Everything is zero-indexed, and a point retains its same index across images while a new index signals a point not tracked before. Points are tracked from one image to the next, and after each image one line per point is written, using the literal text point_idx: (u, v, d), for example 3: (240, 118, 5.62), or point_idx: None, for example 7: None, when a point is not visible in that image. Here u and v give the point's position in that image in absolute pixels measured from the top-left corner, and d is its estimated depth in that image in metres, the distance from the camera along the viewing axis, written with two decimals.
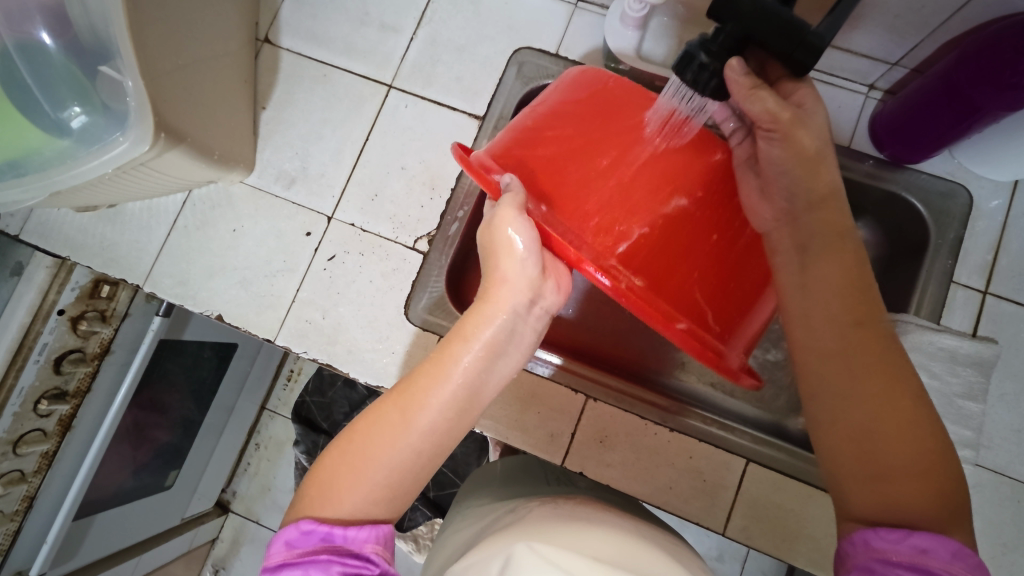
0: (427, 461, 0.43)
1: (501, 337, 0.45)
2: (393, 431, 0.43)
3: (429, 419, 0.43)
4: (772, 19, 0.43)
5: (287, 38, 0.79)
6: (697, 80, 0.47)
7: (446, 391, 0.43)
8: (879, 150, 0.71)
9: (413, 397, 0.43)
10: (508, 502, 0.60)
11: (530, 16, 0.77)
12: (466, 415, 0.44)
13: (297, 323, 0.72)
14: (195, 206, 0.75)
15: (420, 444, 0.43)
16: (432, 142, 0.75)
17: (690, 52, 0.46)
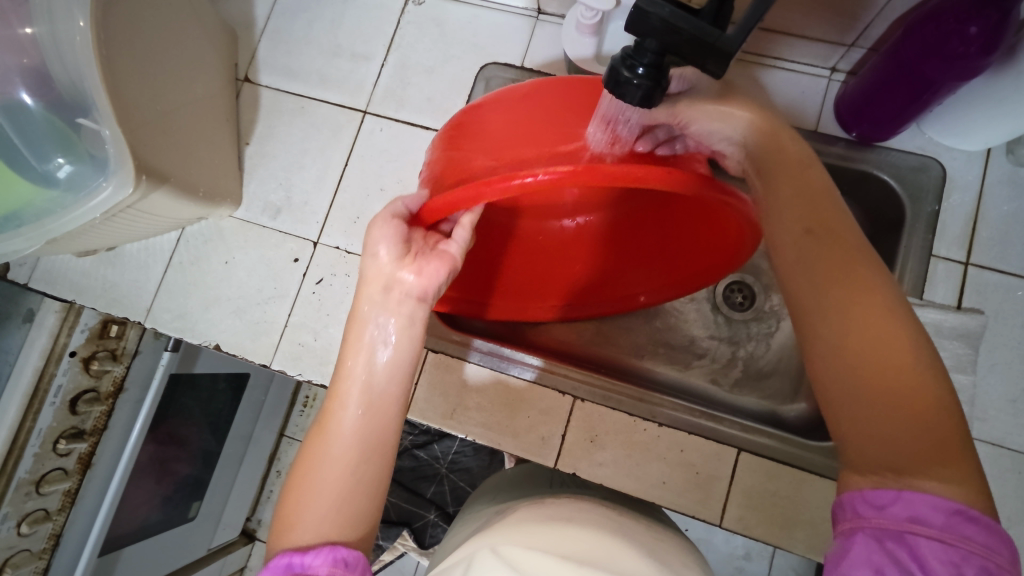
0: (360, 471, 0.43)
1: (368, 326, 0.46)
2: (313, 460, 0.43)
3: (343, 440, 0.44)
4: (686, 34, 0.38)
5: (265, 75, 0.83)
6: (622, 97, 0.42)
7: (348, 398, 0.45)
8: (846, 131, 0.71)
9: (319, 422, 0.45)
10: (504, 505, 0.62)
11: (494, 32, 0.80)
12: (375, 410, 0.45)
13: (291, 347, 0.75)
14: (188, 242, 0.79)
15: (338, 464, 0.43)
16: (408, 161, 0.78)
17: (613, 68, 0.42)
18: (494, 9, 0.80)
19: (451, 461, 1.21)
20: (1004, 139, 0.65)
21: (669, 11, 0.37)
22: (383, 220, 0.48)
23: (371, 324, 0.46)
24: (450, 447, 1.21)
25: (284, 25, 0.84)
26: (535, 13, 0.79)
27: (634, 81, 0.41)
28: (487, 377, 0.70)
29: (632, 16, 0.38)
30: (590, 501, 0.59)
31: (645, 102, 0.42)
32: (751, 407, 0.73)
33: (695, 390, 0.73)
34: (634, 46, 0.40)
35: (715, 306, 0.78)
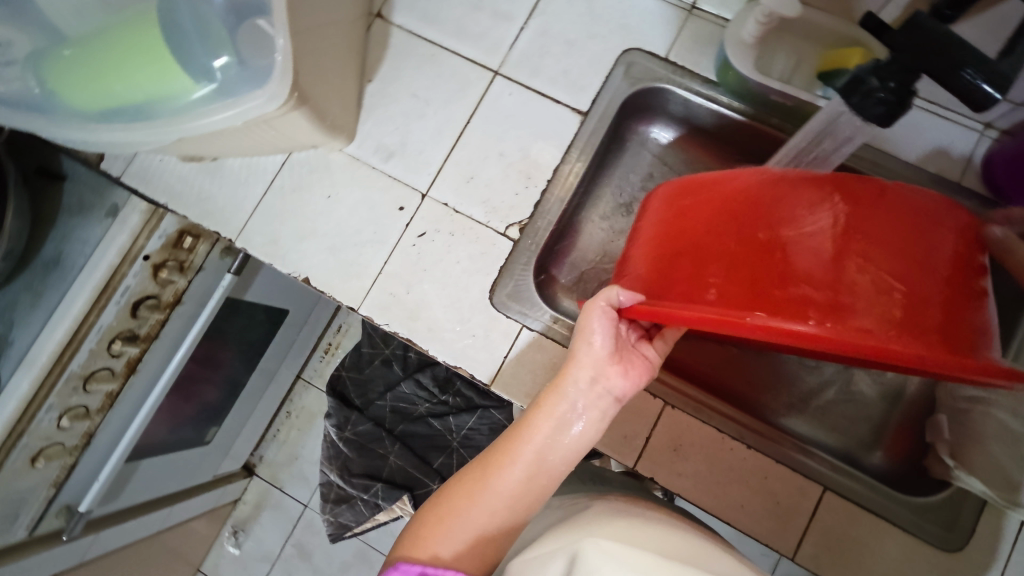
0: (504, 520, 0.49)
1: (561, 405, 0.52)
2: (467, 497, 0.50)
3: (503, 494, 0.49)
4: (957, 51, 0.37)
5: (399, 14, 0.80)
6: (859, 108, 0.40)
7: (521, 458, 0.50)
8: (990, 190, 0.69)
9: (489, 470, 0.51)
10: (579, 496, 0.60)
11: (644, 18, 0.77)
12: (535, 482, 0.50)
13: (382, 296, 0.73)
14: (293, 169, 0.77)
15: (496, 508, 0.49)
16: (532, 132, 0.76)
17: (859, 76, 0.41)
18: None
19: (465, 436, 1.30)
20: None
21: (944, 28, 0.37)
22: (599, 310, 0.54)
23: (569, 399, 0.52)
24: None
25: None
26: (689, 6, 0.76)
27: (880, 93, 0.39)
28: None
29: (903, 27, 0.38)
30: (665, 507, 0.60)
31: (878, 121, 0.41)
32: (832, 445, 0.72)
33: (777, 419, 0.72)
34: (888, 60, 0.39)
35: None
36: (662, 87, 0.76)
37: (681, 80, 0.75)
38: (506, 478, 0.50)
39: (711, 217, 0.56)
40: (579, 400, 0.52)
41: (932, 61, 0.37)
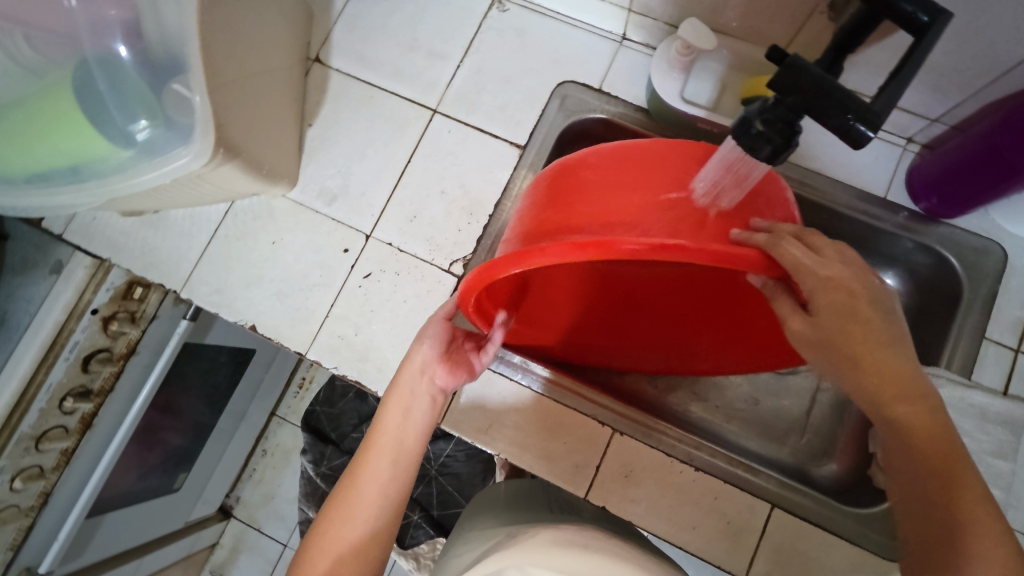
0: (377, 516, 0.54)
1: (405, 397, 0.59)
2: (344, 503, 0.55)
3: (369, 496, 0.55)
4: (832, 95, 0.37)
5: (337, 59, 0.81)
6: (750, 150, 0.41)
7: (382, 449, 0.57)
8: (914, 202, 0.72)
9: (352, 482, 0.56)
10: (516, 525, 0.60)
11: (575, 51, 0.79)
12: (395, 470, 0.56)
13: (329, 338, 0.73)
14: (237, 217, 0.77)
15: (365, 514, 0.54)
16: (473, 168, 0.77)
17: (746, 118, 0.41)
18: (578, 28, 0.80)
19: (442, 464, 1.20)
20: None
21: (820, 73, 0.37)
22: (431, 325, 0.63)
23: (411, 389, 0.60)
24: (445, 450, 1.20)
25: (362, 11, 0.82)
26: (619, 38, 0.79)
27: (766, 135, 0.40)
28: (527, 397, 0.69)
29: (782, 72, 0.38)
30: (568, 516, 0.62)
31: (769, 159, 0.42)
32: (783, 460, 0.73)
33: (726, 438, 0.73)
34: (772, 101, 0.40)
35: None
36: (599, 119, 0.77)
37: (617, 111, 0.77)
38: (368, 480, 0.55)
39: (602, 175, 0.52)
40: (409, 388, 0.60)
41: (812, 105, 0.38)
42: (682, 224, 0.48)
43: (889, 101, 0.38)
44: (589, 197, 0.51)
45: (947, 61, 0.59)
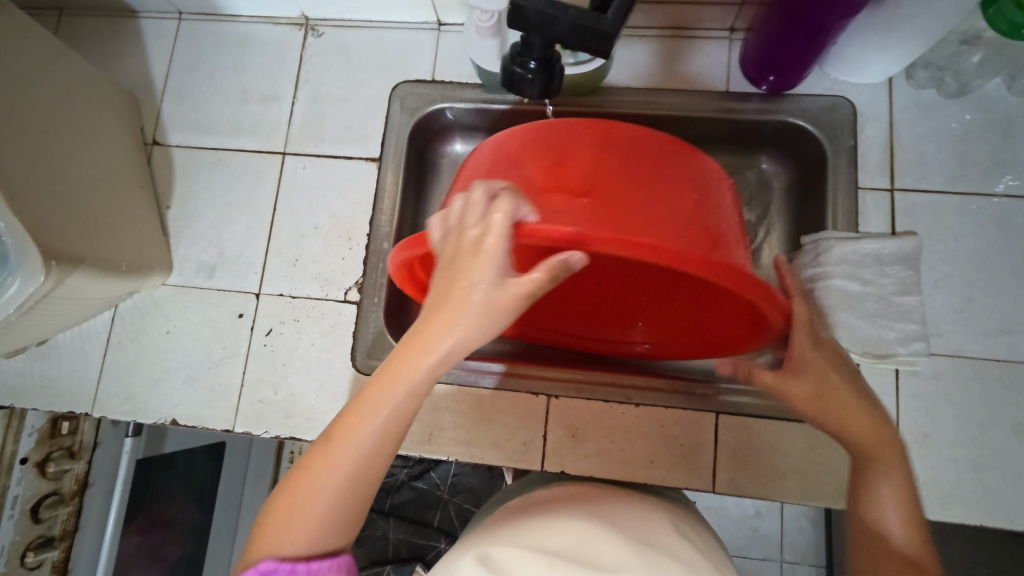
0: (370, 485, 0.40)
1: (434, 302, 0.40)
2: (315, 470, 0.39)
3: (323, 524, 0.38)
4: (561, 23, 0.38)
5: (174, 134, 0.80)
6: (520, 92, 0.43)
7: (394, 394, 0.38)
8: (756, 86, 0.73)
9: (280, 509, 0.39)
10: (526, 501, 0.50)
11: (398, 52, 0.79)
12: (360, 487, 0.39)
13: (251, 405, 0.72)
14: (125, 320, 0.76)
15: (358, 484, 0.39)
16: (338, 195, 0.77)
17: (505, 65, 0.43)
18: (395, 29, 0.80)
19: (451, 484, 1.07)
20: (901, 65, 0.68)
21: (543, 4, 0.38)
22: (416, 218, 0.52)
23: (461, 324, 0.38)
24: (449, 471, 1.08)
25: (184, 81, 0.82)
26: (437, 25, 0.79)
27: (527, 77, 0.42)
28: (457, 394, 0.69)
29: (511, 15, 0.39)
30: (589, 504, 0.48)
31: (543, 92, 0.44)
32: None
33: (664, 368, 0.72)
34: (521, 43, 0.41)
35: None
36: (441, 107, 0.77)
37: (454, 94, 0.77)
38: (362, 423, 0.38)
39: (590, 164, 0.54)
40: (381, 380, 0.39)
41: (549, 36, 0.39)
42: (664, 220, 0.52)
43: (623, 10, 0.39)
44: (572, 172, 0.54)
45: None
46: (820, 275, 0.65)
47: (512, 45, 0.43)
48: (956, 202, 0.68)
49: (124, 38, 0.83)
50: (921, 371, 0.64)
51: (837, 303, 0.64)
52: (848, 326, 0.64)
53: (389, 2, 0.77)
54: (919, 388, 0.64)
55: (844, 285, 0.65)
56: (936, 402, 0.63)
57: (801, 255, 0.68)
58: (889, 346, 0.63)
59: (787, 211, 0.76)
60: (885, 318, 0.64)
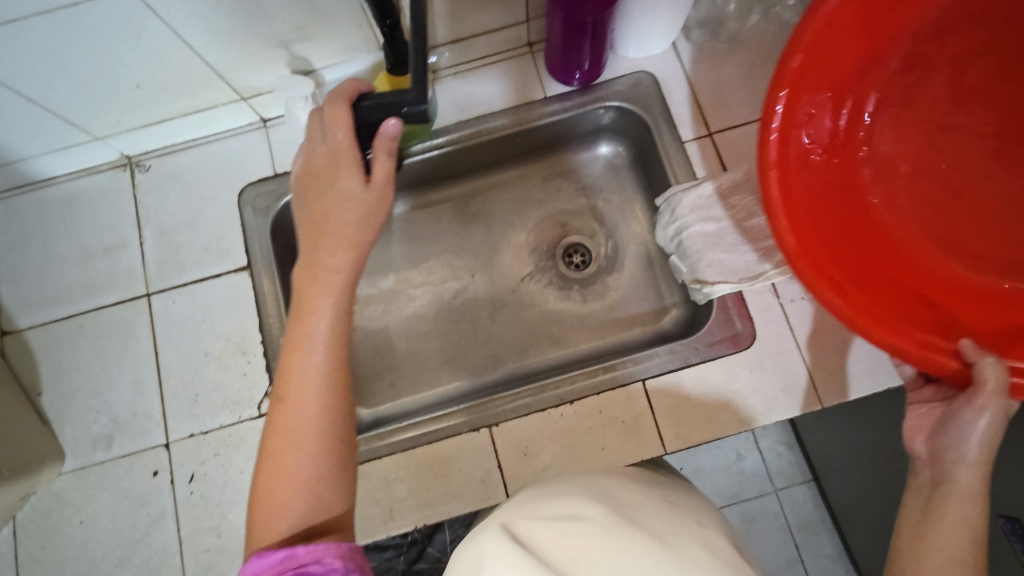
0: (331, 433, 0.49)
1: (326, 209, 0.54)
2: (287, 426, 0.48)
3: (308, 396, 0.48)
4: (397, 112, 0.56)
5: (23, 317, 0.75)
6: None
7: (317, 351, 0.50)
8: (569, 85, 0.80)
9: (282, 390, 0.49)
10: (582, 488, 0.51)
11: (232, 158, 0.79)
12: (321, 385, 0.49)
13: (197, 559, 0.67)
14: (28, 528, 0.68)
15: (312, 425, 0.48)
16: (218, 315, 0.74)
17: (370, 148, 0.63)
18: (222, 138, 0.80)
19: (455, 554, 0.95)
20: (674, 29, 0.76)
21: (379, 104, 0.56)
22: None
23: (346, 247, 0.53)
24: (444, 539, 0.95)
25: (17, 260, 0.77)
26: (261, 122, 0.80)
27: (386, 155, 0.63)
28: (404, 459, 0.69)
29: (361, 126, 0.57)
30: (604, 506, 0.48)
31: None
32: (640, 336, 0.80)
33: (586, 354, 0.80)
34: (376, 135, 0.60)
35: (557, 268, 0.86)
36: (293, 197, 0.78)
37: None
38: (303, 374, 0.49)
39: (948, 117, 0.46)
40: (303, 240, 0.55)
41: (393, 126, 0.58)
42: (934, 216, 0.48)
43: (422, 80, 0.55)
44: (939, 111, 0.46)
45: None
46: (682, 227, 0.74)
47: None
48: None
49: None
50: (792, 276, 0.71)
51: (704, 245, 0.72)
52: (719, 261, 0.71)
53: (206, 117, 0.77)
54: (794, 291, 0.71)
55: (702, 228, 0.72)
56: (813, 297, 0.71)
57: (661, 216, 0.77)
58: (758, 266, 0.70)
59: (638, 181, 0.86)
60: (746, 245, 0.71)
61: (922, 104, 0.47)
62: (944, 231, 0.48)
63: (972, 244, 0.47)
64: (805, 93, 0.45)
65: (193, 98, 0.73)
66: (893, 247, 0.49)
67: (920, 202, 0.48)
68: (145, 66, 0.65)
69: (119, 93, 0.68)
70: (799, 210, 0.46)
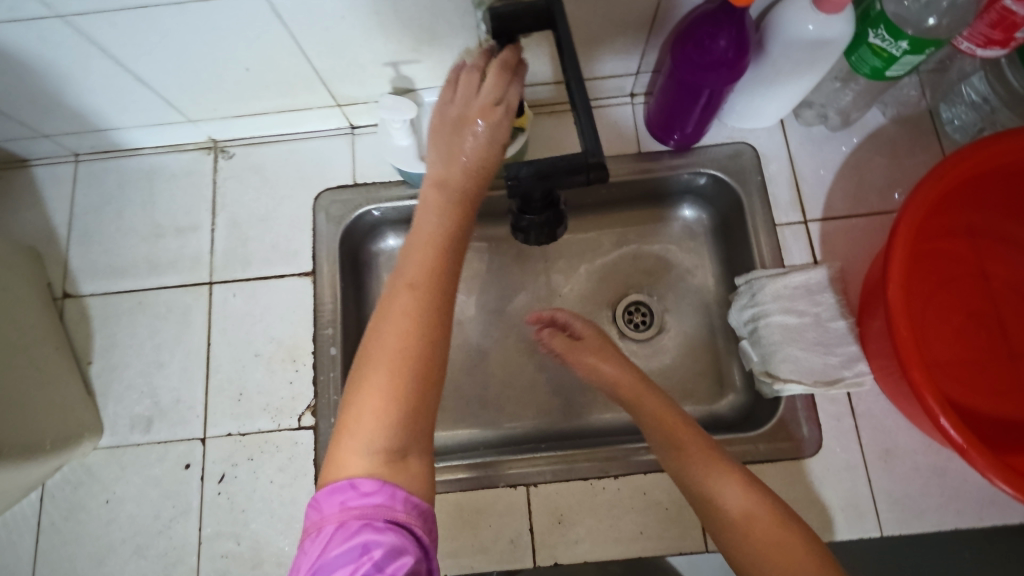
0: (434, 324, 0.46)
1: (460, 110, 0.51)
2: (401, 311, 0.46)
3: (422, 283, 0.47)
4: (563, 162, 0.43)
5: (86, 284, 0.75)
6: (529, 233, 0.49)
7: (435, 241, 0.49)
8: (665, 144, 0.78)
9: (410, 280, 0.47)
10: None
11: (314, 160, 0.79)
12: (432, 283, 0.47)
13: (214, 562, 0.66)
14: (56, 497, 0.68)
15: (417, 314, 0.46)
16: (275, 317, 0.74)
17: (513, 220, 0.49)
18: (307, 138, 0.79)
19: None
20: (789, 108, 0.73)
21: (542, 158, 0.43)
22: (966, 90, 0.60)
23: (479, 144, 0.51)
24: None
25: (90, 225, 0.77)
26: (349, 129, 0.79)
27: (532, 222, 0.47)
28: (434, 501, 0.67)
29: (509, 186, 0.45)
30: None
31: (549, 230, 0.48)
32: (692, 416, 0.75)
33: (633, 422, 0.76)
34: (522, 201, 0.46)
35: (615, 326, 0.81)
36: (368, 211, 0.77)
37: (380, 197, 0.77)
38: (418, 260, 0.48)
39: (932, 289, 0.70)
40: (435, 152, 0.52)
41: (557, 185, 0.43)
42: (960, 329, 0.69)
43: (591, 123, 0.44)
44: (922, 293, 0.70)
45: (605, 30, 0.67)
46: (760, 314, 0.70)
47: (512, 207, 0.49)
48: (865, 222, 0.73)
49: (17, 190, 0.78)
50: (868, 389, 0.68)
51: (782, 338, 0.68)
52: (795, 357, 0.67)
53: (298, 116, 0.76)
54: (867, 405, 0.68)
55: (783, 320, 0.69)
56: (886, 416, 0.67)
57: (739, 296, 0.73)
58: (835, 371, 0.67)
59: (715, 253, 0.81)
60: (825, 346, 0.68)
61: (959, 277, 0.70)
62: (948, 350, 0.69)
63: (941, 376, 0.67)
64: (917, 208, 0.58)
65: (291, 98, 0.73)
66: (955, 334, 0.69)
67: (946, 310, 0.70)
68: (255, 64, 0.65)
69: (223, 85, 0.68)
70: (902, 252, 0.58)
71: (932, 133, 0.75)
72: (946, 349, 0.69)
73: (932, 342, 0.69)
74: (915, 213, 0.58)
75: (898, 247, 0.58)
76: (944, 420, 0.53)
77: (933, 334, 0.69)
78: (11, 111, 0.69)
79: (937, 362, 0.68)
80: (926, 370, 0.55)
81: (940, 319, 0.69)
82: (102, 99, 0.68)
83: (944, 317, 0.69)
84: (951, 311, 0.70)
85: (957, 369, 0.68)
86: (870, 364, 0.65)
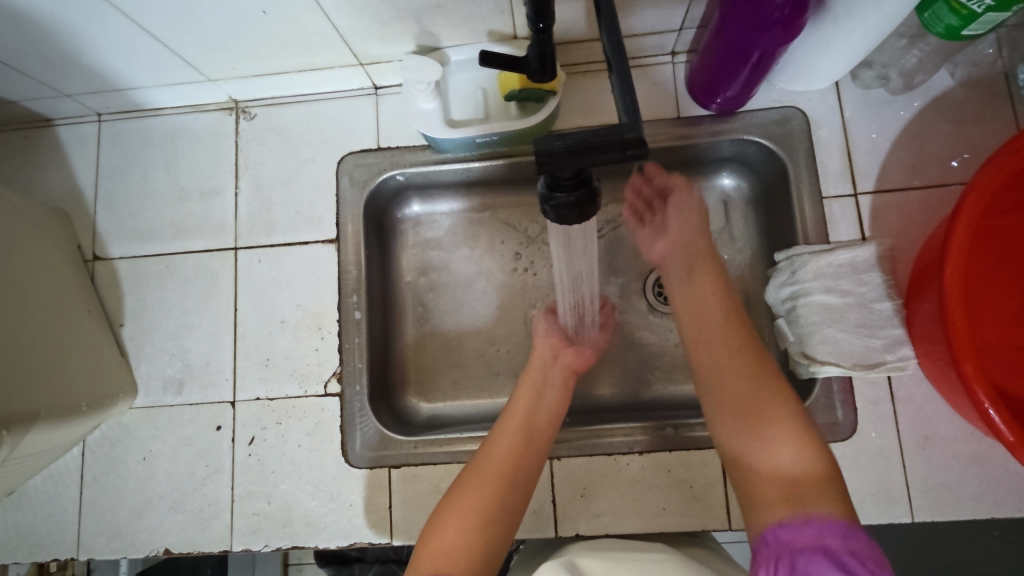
0: (523, 469, 0.58)
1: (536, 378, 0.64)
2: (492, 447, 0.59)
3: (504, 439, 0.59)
4: (602, 139, 0.39)
5: (115, 246, 0.76)
6: (560, 217, 0.44)
7: (523, 410, 0.61)
8: (706, 108, 0.73)
9: (510, 424, 0.60)
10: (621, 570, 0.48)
11: (337, 123, 0.76)
12: (524, 431, 0.60)
13: (246, 520, 0.69)
14: (96, 453, 0.71)
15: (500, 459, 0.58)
16: (300, 285, 0.73)
17: (540, 202, 0.44)
18: (330, 98, 0.76)
19: None
20: (845, 70, 0.67)
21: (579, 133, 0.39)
22: None
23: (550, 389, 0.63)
24: None
25: (116, 187, 0.77)
26: (373, 89, 0.76)
27: (566, 204, 0.43)
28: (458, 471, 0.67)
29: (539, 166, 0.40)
30: None
31: (581, 213, 0.44)
32: None
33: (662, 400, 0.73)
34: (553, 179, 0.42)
35: (644, 298, 0.76)
36: (392, 175, 0.75)
37: (404, 162, 0.74)
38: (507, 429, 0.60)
39: (990, 270, 0.66)
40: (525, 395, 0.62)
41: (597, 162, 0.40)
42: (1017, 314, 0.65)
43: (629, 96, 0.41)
44: (979, 274, 0.65)
45: None
46: (800, 292, 0.67)
47: (540, 186, 0.44)
48: (920, 195, 0.68)
49: (43, 150, 0.78)
50: (910, 373, 0.65)
51: (822, 319, 0.65)
52: (834, 339, 0.64)
53: (321, 76, 0.73)
54: (908, 390, 0.65)
55: (824, 299, 0.66)
56: (928, 401, 0.65)
57: (777, 272, 0.69)
58: (877, 355, 0.64)
59: (755, 225, 0.76)
60: (869, 328, 0.64)
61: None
62: (1000, 336, 0.65)
63: (989, 363, 0.64)
64: (982, 186, 0.53)
65: (312, 57, 0.69)
66: (1011, 320, 0.65)
67: (1003, 294, 0.65)
68: (275, 22, 0.62)
69: (243, 44, 0.66)
70: (963, 235, 0.54)
71: (1005, 97, 0.68)
72: (997, 334, 0.65)
73: (984, 326, 0.65)
74: (982, 193, 0.53)
75: (959, 228, 0.54)
76: (993, 414, 0.50)
77: (985, 318, 0.65)
78: (33, 71, 0.67)
79: (987, 348, 0.64)
80: (978, 363, 0.52)
81: (996, 302, 0.65)
82: (119, 58, 0.66)
83: (999, 300, 0.65)
84: (1009, 294, 0.65)
85: (1008, 356, 0.64)
86: (918, 350, 0.62)
